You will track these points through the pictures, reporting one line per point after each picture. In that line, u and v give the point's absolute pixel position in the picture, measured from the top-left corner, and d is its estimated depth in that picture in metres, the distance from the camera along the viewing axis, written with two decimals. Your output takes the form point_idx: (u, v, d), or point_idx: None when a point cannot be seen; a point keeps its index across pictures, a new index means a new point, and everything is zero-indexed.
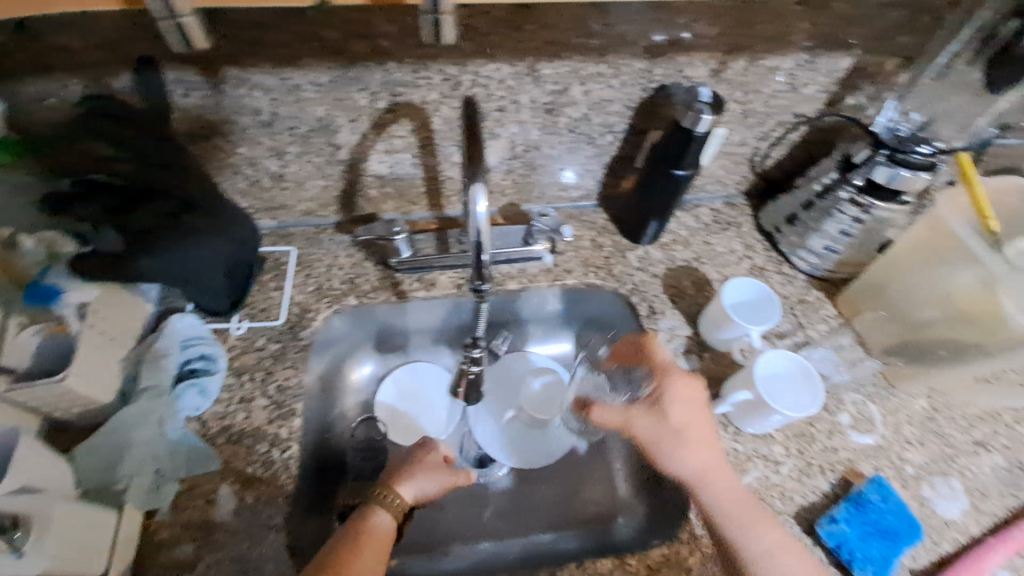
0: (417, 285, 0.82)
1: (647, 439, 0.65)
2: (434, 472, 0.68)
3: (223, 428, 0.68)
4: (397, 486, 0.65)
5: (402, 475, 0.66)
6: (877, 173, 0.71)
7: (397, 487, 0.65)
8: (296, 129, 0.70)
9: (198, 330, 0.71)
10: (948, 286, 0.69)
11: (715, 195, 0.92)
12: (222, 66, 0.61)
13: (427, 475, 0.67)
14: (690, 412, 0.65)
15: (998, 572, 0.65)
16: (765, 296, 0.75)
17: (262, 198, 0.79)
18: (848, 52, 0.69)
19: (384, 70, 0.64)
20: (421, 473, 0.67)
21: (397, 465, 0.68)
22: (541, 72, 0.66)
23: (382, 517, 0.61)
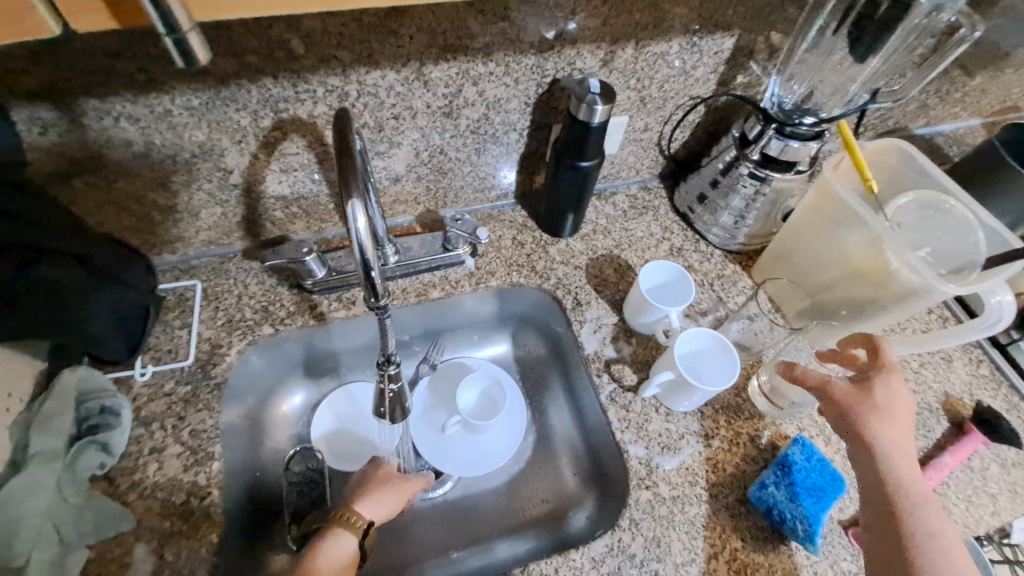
0: (337, 305, 0.80)
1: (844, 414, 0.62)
2: (390, 485, 0.70)
3: (133, 484, 0.63)
4: (354, 505, 0.66)
5: (361, 495, 0.67)
6: (771, 147, 0.74)
7: (355, 505, 0.66)
8: (178, 157, 0.66)
9: (99, 383, 0.66)
10: (842, 247, 0.72)
11: (630, 181, 0.93)
12: (78, 98, 0.57)
13: (383, 490, 0.69)
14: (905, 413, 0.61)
15: None
16: (679, 276, 0.77)
17: (155, 233, 0.74)
18: (729, 33, 0.73)
19: (261, 87, 0.61)
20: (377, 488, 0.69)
21: (352, 489, 0.69)
22: (428, 75, 0.66)
23: (343, 535, 0.62)
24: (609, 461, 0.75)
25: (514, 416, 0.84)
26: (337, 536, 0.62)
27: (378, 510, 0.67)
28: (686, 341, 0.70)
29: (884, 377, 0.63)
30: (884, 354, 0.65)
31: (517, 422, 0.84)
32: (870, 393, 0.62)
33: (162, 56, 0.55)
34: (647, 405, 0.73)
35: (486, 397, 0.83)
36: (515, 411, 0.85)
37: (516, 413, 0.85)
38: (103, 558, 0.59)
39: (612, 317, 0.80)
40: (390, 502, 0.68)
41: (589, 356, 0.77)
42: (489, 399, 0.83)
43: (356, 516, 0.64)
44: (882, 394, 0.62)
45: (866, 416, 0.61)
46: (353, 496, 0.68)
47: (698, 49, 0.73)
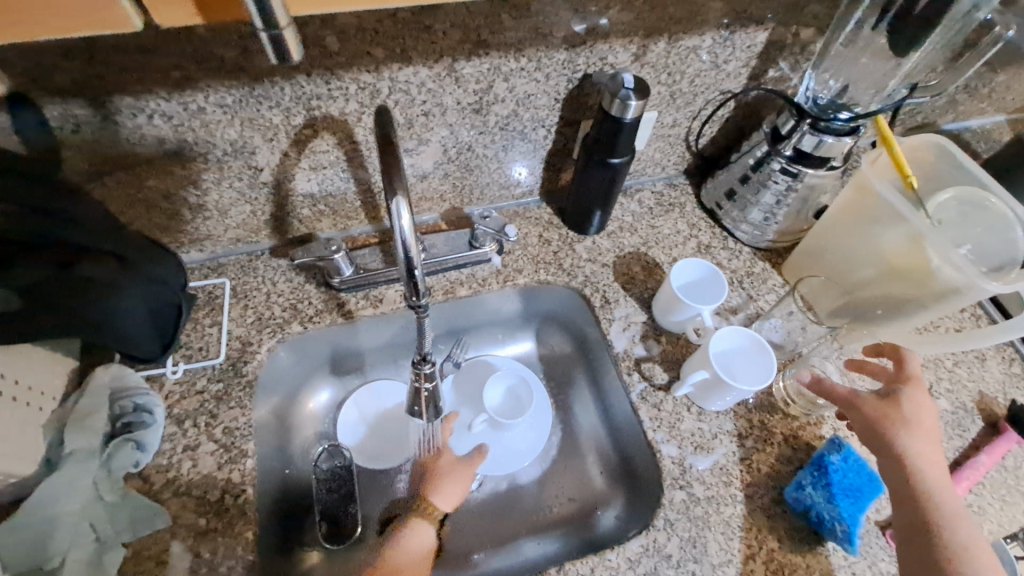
0: (364, 303, 0.79)
1: (872, 425, 0.62)
2: (456, 473, 0.74)
3: (168, 481, 0.63)
4: (430, 496, 0.71)
5: (432, 488, 0.71)
6: (804, 142, 0.72)
7: (431, 497, 0.70)
8: (210, 155, 0.66)
9: (132, 380, 0.66)
10: (878, 243, 0.71)
11: (656, 178, 0.92)
12: (113, 96, 0.57)
13: (452, 476, 0.73)
14: (930, 424, 0.62)
15: None
16: (711, 273, 0.76)
17: (184, 231, 0.74)
18: (762, 27, 0.71)
19: (294, 84, 0.61)
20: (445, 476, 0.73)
21: (421, 482, 0.74)
22: (460, 71, 0.65)
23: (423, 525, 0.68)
24: (639, 460, 0.74)
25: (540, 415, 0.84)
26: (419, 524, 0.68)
27: (451, 495, 0.71)
28: (721, 340, 0.69)
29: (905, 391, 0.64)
30: (907, 367, 0.66)
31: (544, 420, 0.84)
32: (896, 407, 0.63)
33: (198, 52, 0.55)
34: (678, 404, 0.72)
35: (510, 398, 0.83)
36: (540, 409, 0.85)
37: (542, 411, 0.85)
38: (140, 555, 0.59)
39: (640, 315, 0.80)
40: (458, 488, 0.72)
41: (618, 354, 0.76)
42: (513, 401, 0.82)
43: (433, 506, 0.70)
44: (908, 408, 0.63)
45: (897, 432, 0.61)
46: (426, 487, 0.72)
47: (731, 43, 0.72)
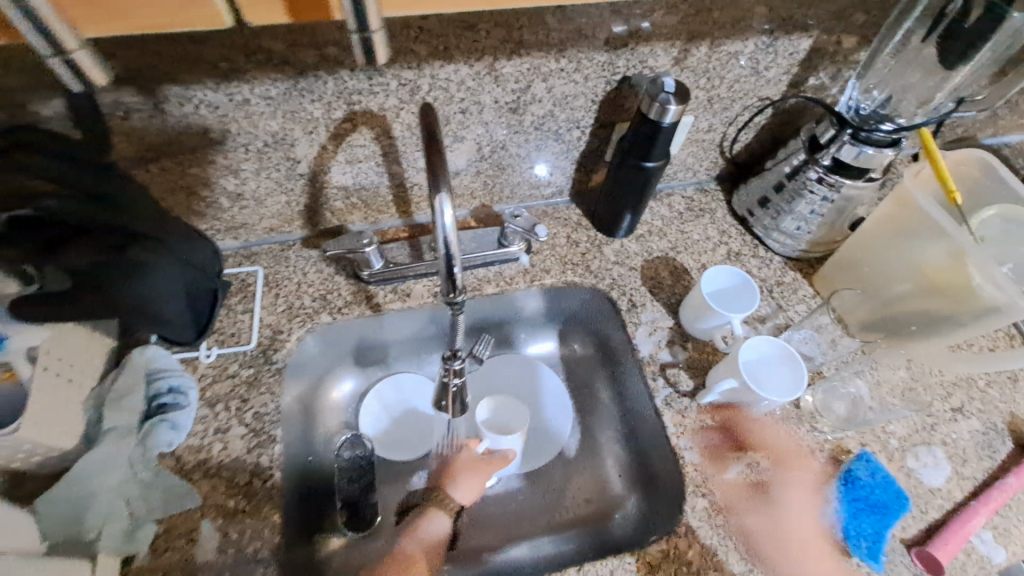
0: (392, 297, 0.80)
1: None
2: (475, 469, 0.76)
3: (199, 463, 0.65)
4: (447, 488, 0.75)
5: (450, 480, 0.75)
6: (843, 152, 0.71)
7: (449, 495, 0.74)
8: (251, 145, 0.67)
9: (167, 362, 0.68)
10: (919, 258, 0.69)
11: (687, 182, 0.91)
12: (163, 85, 0.58)
13: (471, 475, 0.75)
14: None
15: (980, 532, 0.66)
16: (743, 282, 0.75)
17: (221, 218, 0.76)
18: (806, 34, 0.70)
19: (337, 79, 0.62)
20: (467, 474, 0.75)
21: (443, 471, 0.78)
22: (500, 70, 0.65)
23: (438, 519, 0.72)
24: (660, 466, 0.74)
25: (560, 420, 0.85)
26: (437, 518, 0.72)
27: (468, 494, 0.74)
28: (750, 349, 0.68)
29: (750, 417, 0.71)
30: None
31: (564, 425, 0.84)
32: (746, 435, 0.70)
33: (246, 44, 0.56)
34: (703, 411, 0.72)
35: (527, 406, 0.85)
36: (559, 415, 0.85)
37: (562, 417, 0.85)
38: (171, 533, 0.61)
39: (667, 320, 0.79)
40: (475, 487, 0.75)
41: (644, 358, 0.76)
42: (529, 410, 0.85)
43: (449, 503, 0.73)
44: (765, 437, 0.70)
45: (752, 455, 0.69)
46: (445, 479, 0.76)
47: (774, 50, 0.71)
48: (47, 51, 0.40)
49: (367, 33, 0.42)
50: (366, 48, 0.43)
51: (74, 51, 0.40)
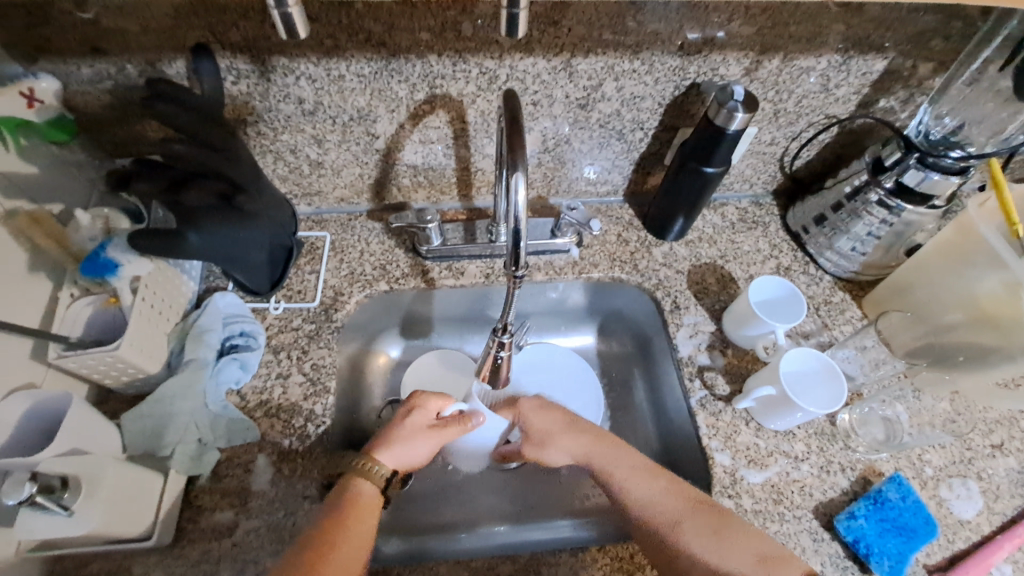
0: (446, 273, 0.85)
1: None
2: (414, 431, 0.65)
3: (261, 402, 0.70)
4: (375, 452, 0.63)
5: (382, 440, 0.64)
6: (908, 176, 0.71)
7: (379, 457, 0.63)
8: (337, 118, 0.73)
9: (238, 308, 0.75)
10: (973, 290, 0.69)
11: (742, 194, 0.92)
12: (273, 55, 0.64)
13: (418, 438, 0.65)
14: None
15: (1005, 569, 0.66)
16: (791, 293, 0.75)
17: (300, 184, 0.82)
18: (881, 55, 0.71)
19: (424, 63, 0.67)
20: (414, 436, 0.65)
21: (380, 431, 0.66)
22: (576, 67, 0.69)
23: (367, 487, 0.60)
24: (687, 464, 0.75)
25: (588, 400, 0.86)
26: (358, 484, 0.60)
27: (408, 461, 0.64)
28: (792, 360, 0.69)
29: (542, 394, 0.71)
30: None
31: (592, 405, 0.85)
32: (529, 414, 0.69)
33: (349, 23, 0.61)
34: (737, 416, 0.73)
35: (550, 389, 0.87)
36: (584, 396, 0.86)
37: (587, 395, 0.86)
38: (231, 461, 0.67)
39: (709, 325, 0.81)
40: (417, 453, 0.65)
41: (682, 359, 0.77)
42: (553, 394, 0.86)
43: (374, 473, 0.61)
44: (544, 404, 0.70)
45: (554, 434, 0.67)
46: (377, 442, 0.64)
47: (846, 68, 0.72)
48: (270, 1, 0.41)
49: (514, 10, 0.43)
50: (509, 25, 0.44)
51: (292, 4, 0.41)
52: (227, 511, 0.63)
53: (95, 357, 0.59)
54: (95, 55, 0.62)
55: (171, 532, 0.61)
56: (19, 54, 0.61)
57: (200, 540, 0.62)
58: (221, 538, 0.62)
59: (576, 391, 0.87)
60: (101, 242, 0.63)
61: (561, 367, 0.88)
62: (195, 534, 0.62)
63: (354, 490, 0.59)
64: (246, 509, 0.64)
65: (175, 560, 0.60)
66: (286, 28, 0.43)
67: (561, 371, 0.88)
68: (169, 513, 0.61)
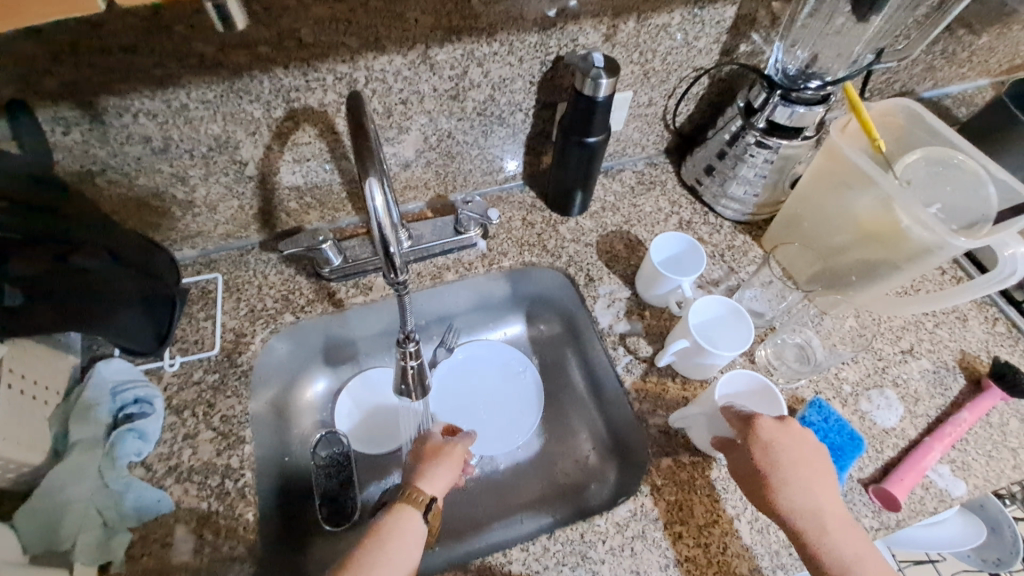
0: (354, 292, 0.81)
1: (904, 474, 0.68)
2: (446, 458, 0.67)
3: (170, 469, 0.65)
4: (417, 482, 0.64)
5: (423, 471, 0.65)
6: (777, 114, 0.74)
7: (419, 482, 0.64)
8: (195, 150, 0.67)
9: (129, 373, 0.69)
10: (850, 210, 0.72)
11: (636, 157, 0.94)
12: (99, 96, 0.59)
13: (450, 456, 0.68)
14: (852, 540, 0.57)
15: (937, 467, 0.70)
16: (690, 247, 0.77)
17: (175, 228, 0.76)
18: (729, 1, 0.73)
19: (272, 77, 0.63)
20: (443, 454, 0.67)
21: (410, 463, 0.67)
22: (434, 58, 0.67)
23: (411, 516, 0.60)
24: (627, 431, 0.76)
25: (756, 399, 0.65)
26: (399, 514, 0.60)
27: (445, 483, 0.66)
28: (701, 310, 0.69)
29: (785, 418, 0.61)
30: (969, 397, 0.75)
31: (771, 402, 0.64)
32: (787, 449, 0.58)
33: (175, 48, 0.57)
34: (663, 375, 0.74)
35: (764, 386, 0.65)
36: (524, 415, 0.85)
37: (736, 400, 0.65)
38: (146, 539, 0.61)
39: (624, 291, 0.81)
40: (450, 475, 0.66)
41: (602, 330, 0.78)
42: (761, 392, 0.65)
43: (417, 498, 0.62)
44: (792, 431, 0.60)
45: (795, 481, 0.58)
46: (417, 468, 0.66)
47: (700, 20, 0.74)
48: None
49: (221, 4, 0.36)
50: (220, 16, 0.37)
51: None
52: None
53: None
54: None
55: None
56: None
57: None
58: None
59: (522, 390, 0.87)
60: None
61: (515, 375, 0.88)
62: None
63: (399, 517, 0.60)
64: None
65: None
66: None
67: (737, 381, 0.65)
68: None
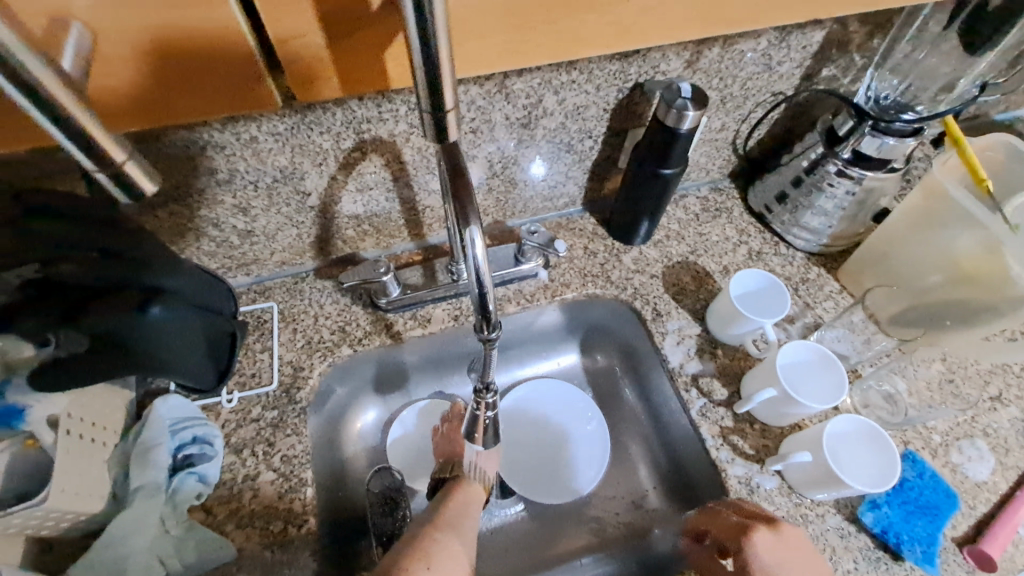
0: (412, 323, 0.78)
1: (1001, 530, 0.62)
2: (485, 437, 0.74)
3: (231, 513, 0.63)
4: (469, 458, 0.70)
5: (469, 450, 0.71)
6: (865, 144, 0.70)
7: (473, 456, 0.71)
8: (259, 182, 0.65)
9: (186, 410, 0.66)
10: (948, 251, 0.68)
11: (700, 182, 0.90)
12: (168, 129, 0.56)
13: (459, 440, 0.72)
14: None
15: None
16: (771, 283, 0.74)
17: (232, 256, 0.74)
18: (819, 26, 0.69)
19: (345, 109, 0.60)
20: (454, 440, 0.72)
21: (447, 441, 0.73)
22: (511, 87, 0.64)
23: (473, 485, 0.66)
24: (699, 478, 0.72)
25: (866, 447, 0.61)
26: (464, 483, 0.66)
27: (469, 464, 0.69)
28: (786, 353, 0.66)
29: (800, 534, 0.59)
30: None
31: (883, 454, 0.60)
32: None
33: None
34: (740, 420, 0.70)
35: (873, 430, 0.61)
36: (587, 466, 0.80)
37: (841, 444, 0.62)
38: None
39: (694, 327, 0.77)
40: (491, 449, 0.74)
41: (673, 369, 0.74)
42: (873, 440, 0.61)
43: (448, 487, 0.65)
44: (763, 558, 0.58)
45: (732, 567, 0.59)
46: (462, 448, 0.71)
47: (786, 45, 0.70)
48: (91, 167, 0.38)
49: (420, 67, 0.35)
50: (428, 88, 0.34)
51: (123, 160, 0.38)
52: None
53: (19, 516, 0.50)
54: None
55: None
56: None
57: None
58: None
59: (587, 433, 0.83)
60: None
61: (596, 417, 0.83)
62: None
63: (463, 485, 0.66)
64: None
65: None
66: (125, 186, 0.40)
67: (842, 422, 0.62)
68: None
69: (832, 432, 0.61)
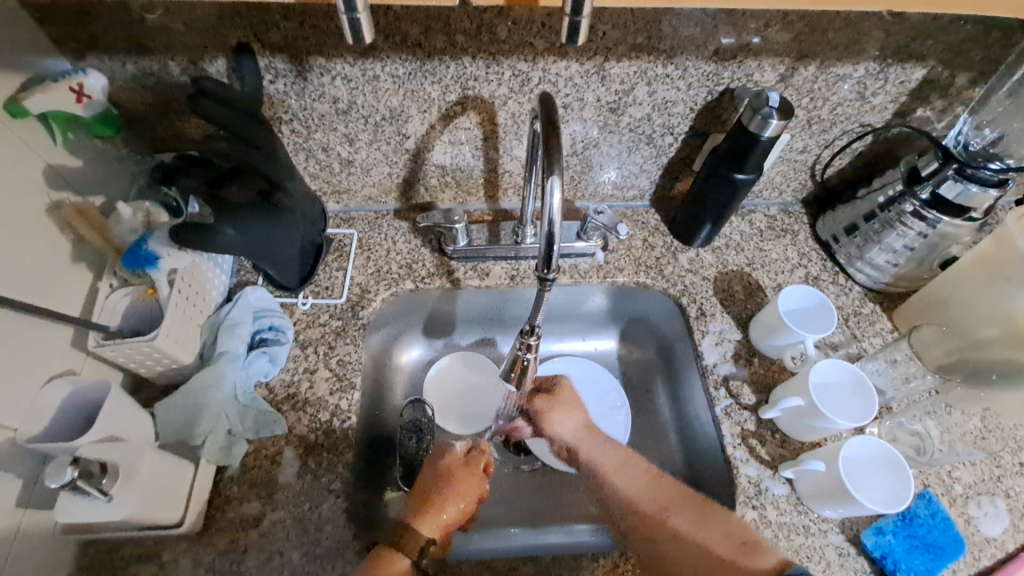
0: (471, 274, 0.85)
1: None
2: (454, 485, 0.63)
3: (288, 396, 0.72)
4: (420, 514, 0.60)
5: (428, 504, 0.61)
6: (945, 188, 0.70)
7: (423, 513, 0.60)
8: (370, 117, 0.73)
9: (268, 303, 0.76)
10: (1008, 304, 0.69)
11: (771, 202, 0.91)
12: (312, 55, 0.65)
13: (453, 492, 0.62)
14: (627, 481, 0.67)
15: None
16: (820, 304, 0.75)
17: (330, 182, 0.83)
18: (921, 64, 0.70)
19: (458, 65, 0.67)
20: (450, 486, 0.63)
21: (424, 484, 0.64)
22: (608, 71, 0.69)
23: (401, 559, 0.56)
24: (710, 474, 0.75)
25: (884, 472, 0.63)
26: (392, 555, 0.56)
27: (452, 520, 0.61)
28: (820, 371, 0.68)
29: (575, 415, 0.70)
30: None
31: (900, 482, 0.61)
32: (578, 450, 0.70)
33: (386, 25, 0.62)
34: (762, 427, 0.72)
35: (892, 458, 0.63)
36: None
37: (857, 466, 0.63)
38: (259, 453, 0.68)
39: (735, 333, 0.80)
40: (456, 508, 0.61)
41: (706, 366, 0.77)
42: (890, 465, 0.63)
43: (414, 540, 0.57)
44: (564, 433, 0.70)
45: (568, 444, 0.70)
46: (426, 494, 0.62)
47: (884, 76, 0.71)
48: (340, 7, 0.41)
49: (577, 17, 0.42)
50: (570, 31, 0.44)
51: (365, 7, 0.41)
52: (255, 502, 0.65)
53: (132, 347, 0.60)
54: (138, 52, 0.63)
55: (201, 522, 0.62)
56: (71, 51, 0.62)
57: (228, 530, 0.63)
58: (247, 528, 0.63)
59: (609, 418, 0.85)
60: (140, 235, 0.64)
61: (621, 420, 0.84)
62: (224, 523, 0.63)
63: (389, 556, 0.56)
64: (272, 500, 0.65)
65: (203, 548, 0.62)
66: (352, 32, 0.43)
67: (862, 445, 0.63)
68: (199, 505, 0.62)
69: (849, 452, 0.63)
